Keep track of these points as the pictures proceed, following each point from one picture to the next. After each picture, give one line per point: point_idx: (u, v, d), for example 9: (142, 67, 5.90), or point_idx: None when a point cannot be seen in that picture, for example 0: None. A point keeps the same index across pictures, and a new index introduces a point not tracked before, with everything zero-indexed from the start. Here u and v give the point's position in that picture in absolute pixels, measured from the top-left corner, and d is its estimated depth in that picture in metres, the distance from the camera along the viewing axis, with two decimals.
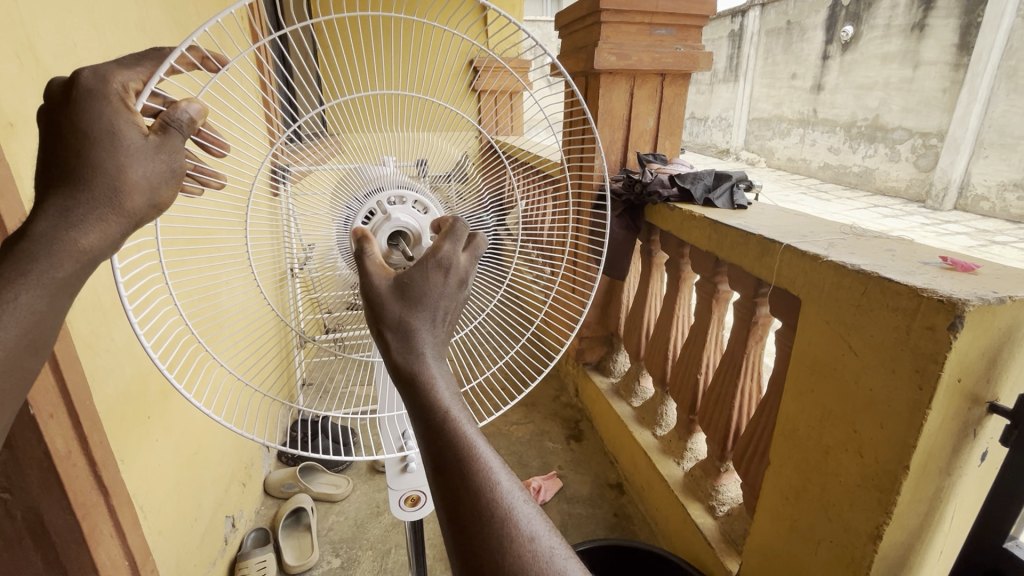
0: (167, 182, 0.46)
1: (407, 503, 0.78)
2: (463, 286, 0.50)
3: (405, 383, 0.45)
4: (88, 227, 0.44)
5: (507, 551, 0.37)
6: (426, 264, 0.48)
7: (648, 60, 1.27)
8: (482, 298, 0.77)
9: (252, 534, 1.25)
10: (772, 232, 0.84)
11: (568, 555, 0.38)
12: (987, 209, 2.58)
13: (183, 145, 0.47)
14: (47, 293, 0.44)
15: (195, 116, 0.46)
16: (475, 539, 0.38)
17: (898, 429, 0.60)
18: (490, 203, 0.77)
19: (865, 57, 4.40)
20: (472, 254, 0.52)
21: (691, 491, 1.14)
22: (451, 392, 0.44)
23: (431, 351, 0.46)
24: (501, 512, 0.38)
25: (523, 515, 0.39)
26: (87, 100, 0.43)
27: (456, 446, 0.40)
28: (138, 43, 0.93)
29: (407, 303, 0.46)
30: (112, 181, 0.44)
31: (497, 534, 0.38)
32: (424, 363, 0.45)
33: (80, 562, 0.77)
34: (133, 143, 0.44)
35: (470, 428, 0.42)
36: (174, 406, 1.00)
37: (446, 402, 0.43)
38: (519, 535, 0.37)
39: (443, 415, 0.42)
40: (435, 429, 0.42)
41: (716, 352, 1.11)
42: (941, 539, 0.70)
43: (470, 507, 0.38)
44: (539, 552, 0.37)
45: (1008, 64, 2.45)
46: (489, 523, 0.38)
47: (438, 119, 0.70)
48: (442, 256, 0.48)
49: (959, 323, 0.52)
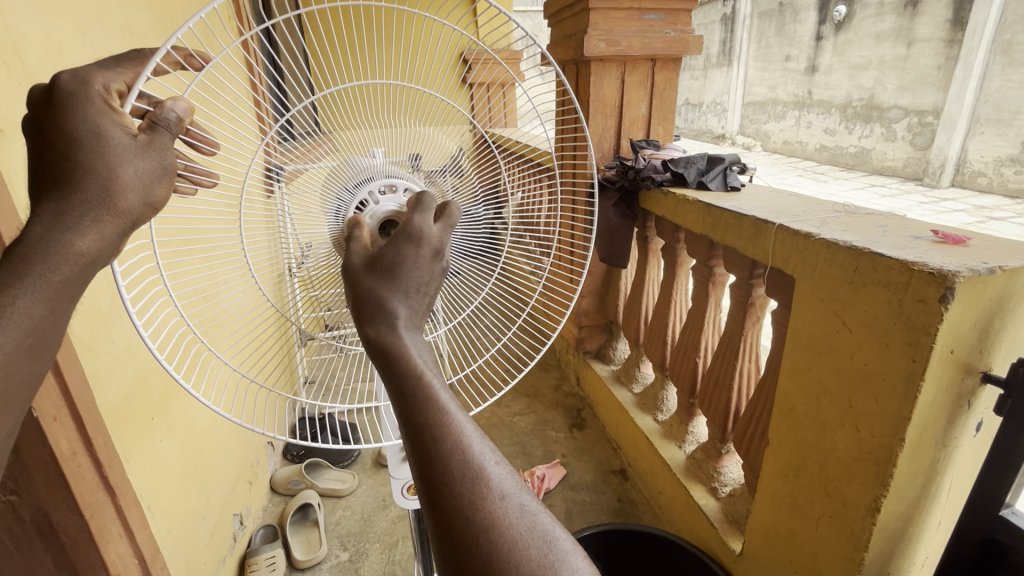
0: (160, 180, 0.46)
1: (410, 492, 0.79)
2: (439, 258, 0.49)
3: (378, 355, 0.44)
4: (84, 229, 0.44)
5: (477, 509, 0.37)
6: (399, 238, 0.48)
7: (637, 46, 1.26)
8: (470, 291, 0.77)
9: (261, 531, 1.27)
10: (765, 213, 0.84)
11: (539, 513, 0.39)
12: (984, 185, 2.58)
13: (173, 144, 0.47)
14: (44, 299, 0.44)
15: (182, 114, 0.47)
16: (446, 498, 0.38)
17: (893, 402, 0.61)
18: (484, 195, 0.76)
19: (858, 36, 4.39)
20: (446, 223, 0.52)
21: (693, 473, 1.15)
22: (425, 359, 0.44)
23: (404, 321, 0.45)
24: (472, 473, 0.39)
25: (494, 476, 0.39)
26: (70, 103, 0.44)
27: (427, 409, 0.41)
28: (122, 46, 0.93)
29: (381, 276, 0.47)
30: (105, 182, 0.44)
31: (469, 493, 0.38)
32: (396, 334, 0.44)
33: (91, 561, 0.78)
34: (121, 143, 0.44)
35: (442, 394, 0.42)
36: (178, 407, 1.01)
37: (418, 369, 0.43)
38: (489, 495, 0.38)
39: (416, 381, 0.42)
40: (406, 395, 0.42)
41: (715, 335, 1.11)
42: (938, 510, 0.71)
43: (441, 468, 0.39)
44: (510, 509, 0.38)
45: (1003, 39, 2.43)
46: (460, 484, 0.38)
47: (431, 112, 0.72)
48: (410, 228, 0.48)
49: (950, 294, 0.53)
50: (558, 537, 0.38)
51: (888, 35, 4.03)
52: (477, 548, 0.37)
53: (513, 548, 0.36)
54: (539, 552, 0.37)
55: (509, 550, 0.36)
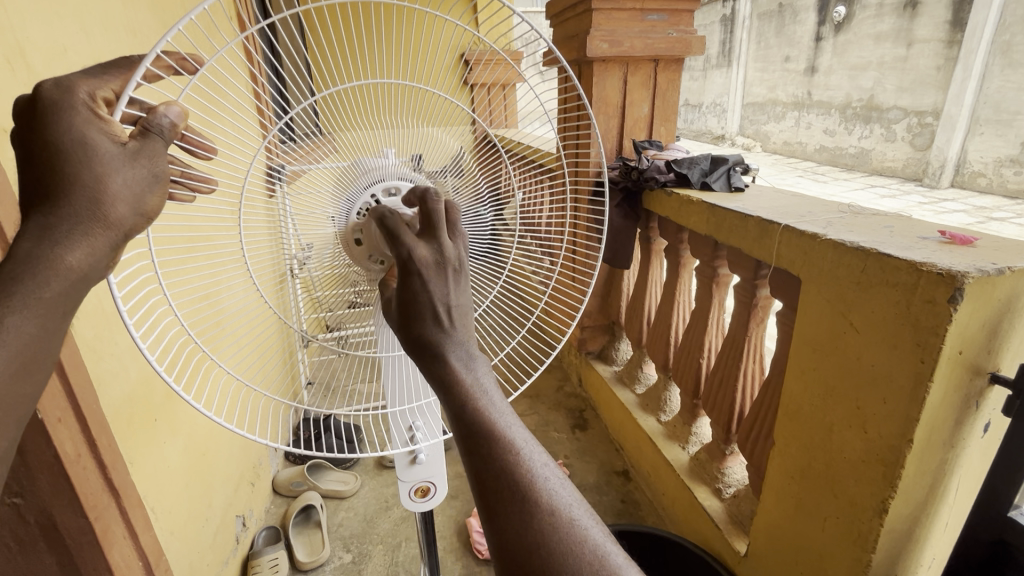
0: (152, 189, 0.46)
1: (417, 494, 0.78)
2: (455, 272, 0.47)
3: (432, 377, 0.46)
4: (73, 244, 0.44)
5: (532, 525, 0.38)
6: (404, 274, 0.46)
7: (640, 46, 1.26)
8: (482, 291, 0.78)
9: (263, 532, 1.27)
10: (771, 214, 0.84)
11: (592, 526, 0.40)
12: (983, 185, 2.58)
13: (166, 150, 0.46)
14: (35, 315, 0.44)
15: (176, 119, 0.45)
16: (502, 514, 0.39)
17: (901, 403, 0.61)
18: (488, 197, 0.77)
19: (857, 36, 4.39)
20: (433, 234, 0.47)
21: (697, 474, 1.15)
22: (477, 380, 0.45)
23: (452, 346, 0.46)
24: (526, 487, 0.40)
25: (547, 491, 0.40)
26: (53, 113, 0.43)
27: (481, 427, 0.42)
28: (125, 46, 0.92)
29: (412, 320, 0.46)
30: (93, 193, 0.43)
31: (524, 509, 0.39)
32: (446, 360, 0.45)
33: (95, 563, 0.78)
34: (108, 152, 0.43)
35: (494, 411, 0.44)
36: (181, 409, 1.01)
37: (469, 386, 0.44)
38: (544, 509, 0.39)
39: (468, 400, 0.43)
40: (460, 414, 0.43)
41: (717, 336, 1.11)
42: (946, 510, 0.71)
43: (496, 484, 0.40)
44: (564, 524, 0.39)
45: (1001, 40, 2.43)
46: (514, 500, 0.39)
47: (434, 113, 0.71)
48: (407, 259, 0.46)
49: (959, 294, 0.53)
50: (612, 550, 0.39)
51: (887, 36, 4.04)
52: (540, 565, 0.37)
53: (569, 562, 0.37)
54: (594, 566, 0.37)
55: (565, 562, 0.37)
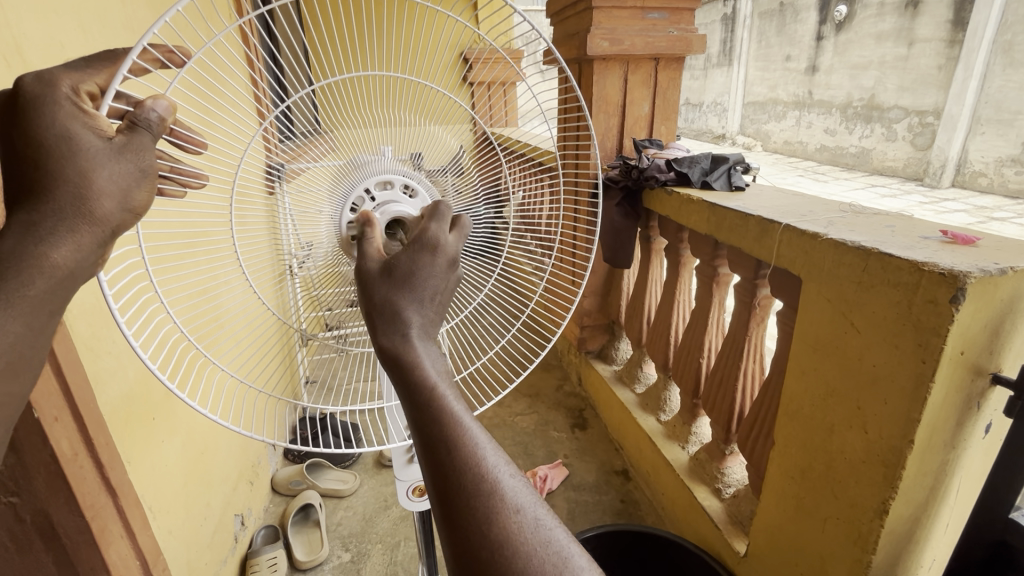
0: (138, 184, 0.45)
1: (416, 493, 0.77)
2: (453, 266, 0.49)
3: (390, 363, 0.44)
4: (58, 241, 0.43)
5: (493, 525, 0.38)
6: (414, 247, 0.47)
7: (641, 44, 1.25)
8: (474, 288, 0.77)
9: (262, 532, 1.27)
10: (771, 213, 0.84)
11: (554, 526, 0.39)
12: (984, 185, 2.58)
13: (152, 145, 0.45)
14: (21, 315, 0.44)
15: (164, 113, 0.45)
16: (461, 512, 0.38)
17: (902, 404, 0.60)
18: (485, 195, 0.76)
19: (860, 36, 4.34)
20: (459, 230, 0.51)
21: (696, 474, 1.14)
22: (438, 369, 0.43)
23: (417, 331, 0.45)
24: (487, 485, 0.39)
25: (510, 490, 0.39)
26: (36, 107, 0.42)
27: (441, 421, 0.40)
28: (123, 43, 0.92)
29: (394, 284, 0.46)
30: (78, 189, 0.43)
31: (485, 508, 0.38)
32: (410, 343, 0.44)
33: (92, 563, 0.78)
34: (93, 147, 0.43)
35: (455, 403, 0.42)
36: (179, 408, 1.00)
37: (431, 378, 0.42)
38: (506, 508, 0.38)
39: (429, 392, 0.42)
40: (420, 405, 0.41)
41: (717, 335, 1.10)
42: (946, 511, 0.70)
43: (456, 481, 0.39)
44: (525, 523, 0.38)
45: (1003, 39, 2.42)
46: (475, 498, 0.38)
47: (434, 111, 0.70)
48: (428, 236, 0.48)
49: (961, 295, 0.52)
50: (573, 552, 0.38)
51: (888, 35, 4.03)
52: (493, 566, 0.37)
53: (528, 563, 0.37)
54: (553, 567, 0.37)
55: (525, 563, 0.37)
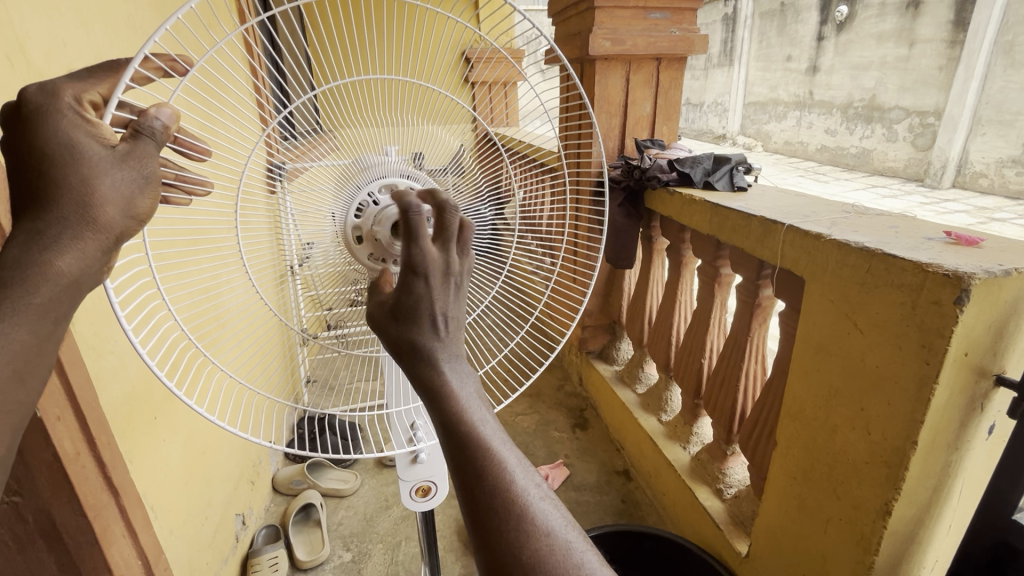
0: (142, 191, 0.45)
1: (418, 494, 0.76)
2: (454, 282, 0.46)
3: (423, 390, 0.45)
4: (63, 248, 0.43)
5: (524, 547, 0.38)
6: (405, 276, 0.45)
7: (643, 44, 1.25)
8: (481, 290, 0.77)
9: (263, 532, 1.27)
10: (774, 214, 0.83)
11: (584, 548, 0.39)
12: (985, 186, 2.57)
13: (157, 153, 0.45)
14: (26, 323, 0.43)
15: (167, 121, 0.44)
16: (493, 535, 0.39)
17: (905, 404, 0.60)
18: (488, 194, 0.76)
19: (860, 37, 4.40)
20: (446, 242, 0.45)
21: (698, 475, 1.14)
22: (468, 394, 0.44)
23: (444, 356, 0.46)
24: (519, 507, 0.39)
25: (540, 511, 0.39)
26: (38, 117, 0.42)
27: (472, 445, 0.41)
28: (126, 41, 0.92)
29: (403, 323, 0.46)
30: (82, 196, 0.42)
31: (516, 531, 0.38)
32: (438, 369, 0.45)
33: (94, 562, 0.78)
34: (95, 155, 0.43)
35: (485, 427, 0.43)
36: (180, 407, 1.00)
37: (461, 403, 0.43)
38: (536, 530, 0.38)
39: (456, 409, 0.43)
40: (451, 430, 0.42)
41: (719, 336, 1.10)
42: (950, 512, 0.70)
43: (487, 504, 0.39)
44: (556, 545, 0.38)
45: (1004, 40, 2.41)
46: (506, 520, 0.39)
47: (436, 110, 0.71)
48: (414, 261, 0.44)
49: (965, 296, 0.52)
50: (605, 574, 0.38)
51: (889, 36, 4.03)
52: None
53: None
54: None
55: None
